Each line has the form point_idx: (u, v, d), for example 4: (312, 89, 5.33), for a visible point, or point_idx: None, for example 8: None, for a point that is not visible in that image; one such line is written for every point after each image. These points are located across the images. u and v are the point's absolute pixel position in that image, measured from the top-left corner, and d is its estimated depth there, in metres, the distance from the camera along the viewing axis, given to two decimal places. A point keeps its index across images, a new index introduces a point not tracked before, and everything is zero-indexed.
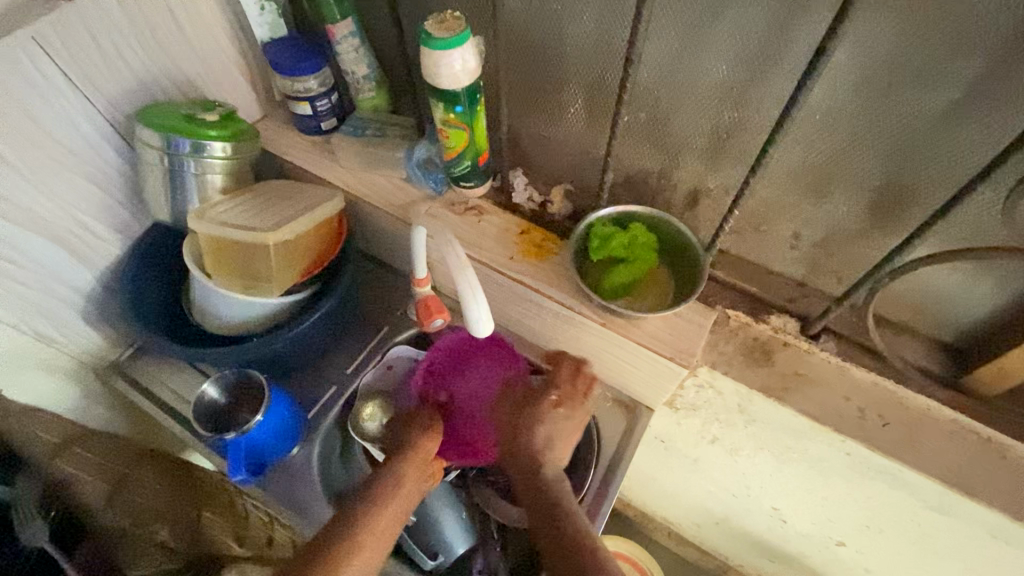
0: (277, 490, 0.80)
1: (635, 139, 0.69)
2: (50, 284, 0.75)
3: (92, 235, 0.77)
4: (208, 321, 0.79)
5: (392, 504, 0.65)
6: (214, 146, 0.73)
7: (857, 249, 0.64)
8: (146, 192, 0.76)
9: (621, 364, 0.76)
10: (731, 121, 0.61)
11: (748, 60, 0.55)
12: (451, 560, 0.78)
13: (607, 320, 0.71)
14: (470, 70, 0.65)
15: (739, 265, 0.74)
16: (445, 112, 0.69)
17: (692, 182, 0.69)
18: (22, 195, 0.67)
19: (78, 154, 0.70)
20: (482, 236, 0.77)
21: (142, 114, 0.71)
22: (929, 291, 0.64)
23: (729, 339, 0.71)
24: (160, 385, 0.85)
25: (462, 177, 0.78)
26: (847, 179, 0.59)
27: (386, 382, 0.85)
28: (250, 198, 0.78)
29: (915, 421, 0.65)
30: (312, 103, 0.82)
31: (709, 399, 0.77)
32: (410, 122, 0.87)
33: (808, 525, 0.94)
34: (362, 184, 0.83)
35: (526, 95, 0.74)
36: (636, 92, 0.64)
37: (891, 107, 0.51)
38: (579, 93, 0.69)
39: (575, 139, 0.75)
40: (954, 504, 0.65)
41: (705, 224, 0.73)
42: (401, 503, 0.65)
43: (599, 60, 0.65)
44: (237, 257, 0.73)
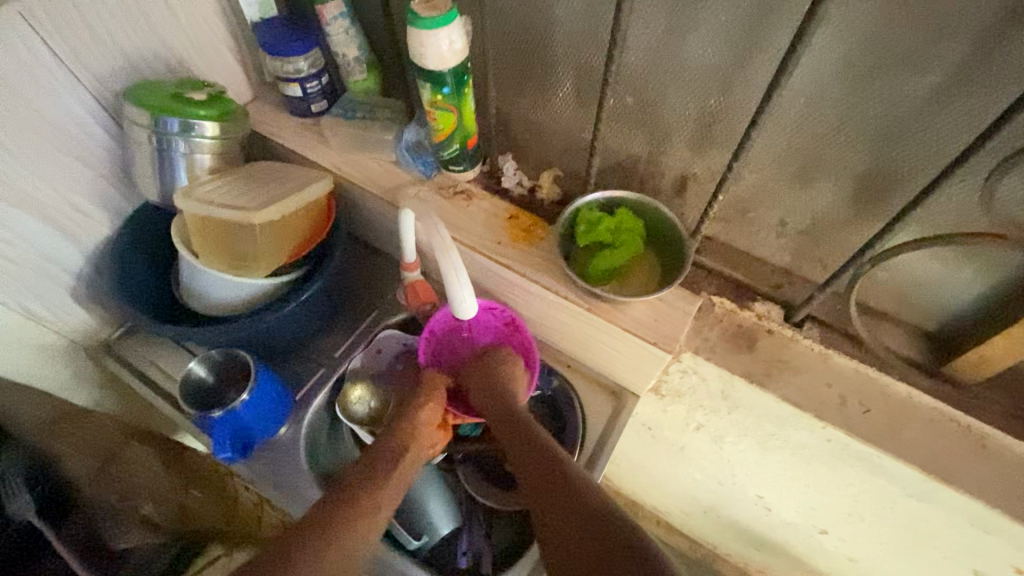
0: (262, 468, 0.81)
1: (623, 124, 0.69)
2: (39, 263, 0.76)
3: (83, 215, 0.77)
4: (195, 301, 0.79)
5: (384, 490, 0.65)
6: (202, 126, 0.73)
7: (842, 236, 0.64)
8: (135, 173, 0.77)
9: (607, 350, 0.77)
10: (717, 106, 0.60)
11: (733, 44, 0.55)
12: (436, 540, 0.80)
13: (592, 305, 0.71)
14: (457, 51, 0.64)
15: (724, 252, 0.74)
16: (433, 93, 0.68)
17: (680, 167, 0.69)
18: (10, 173, 0.68)
19: (66, 133, 0.70)
20: (470, 219, 0.78)
21: (130, 92, 0.71)
22: (912, 279, 0.64)
23: (713, 325, 0.71)
24: (149, 364, 0.85)
25: (450, 160, 0.78)
26: (830, 166, 0.58)
27: (374, 365, 0.86)
28: (238, 179, 0.78)
29: (895, 408, 0.65)
30: (301, 84, 0.81)
31: (694, 386, 0.77)
32: (401, 106, 0.87)
33: (792, 512, 0.95)
34: (352, 167, 0.83)
35: (515, 79, 0.74)
36: (624, 75, 0.64)
37: (872, 93, 0.51)
38: (568, 77, 0.69)
39: (565, 124, 0.75)
40: (932, 491, 0.65)
41: (692, 210, 0.73)
42: (390, 491, 0.66)
43: (587, 44, 0.65)
44: (225, 237, 0.73)
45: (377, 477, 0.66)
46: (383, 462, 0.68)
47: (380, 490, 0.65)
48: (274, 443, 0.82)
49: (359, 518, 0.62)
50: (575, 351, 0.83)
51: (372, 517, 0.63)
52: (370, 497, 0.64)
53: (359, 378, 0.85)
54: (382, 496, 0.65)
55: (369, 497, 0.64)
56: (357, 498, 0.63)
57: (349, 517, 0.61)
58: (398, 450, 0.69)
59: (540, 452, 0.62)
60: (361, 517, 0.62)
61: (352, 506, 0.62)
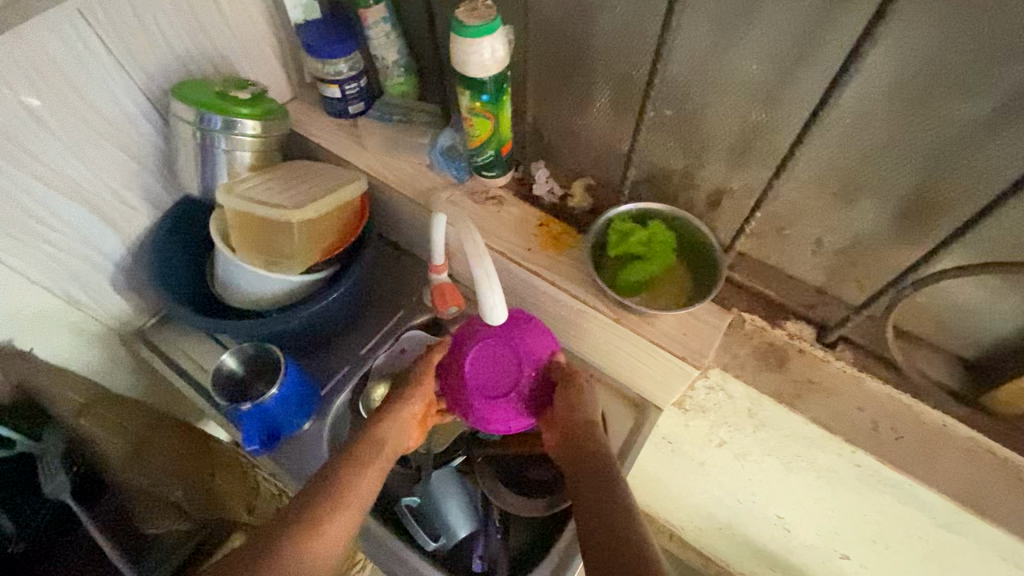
0: (286, 461, 0.82)
1: (660, 136, 0.69)
2: (83, 250, 0.78)
3: (126, 205, 0.80)
4: (230, 295, 0.81)
5: (361, 485, 0.66)
6: (244, 124, 0.75)
7: (881, 259, 0.63)
8: (177, 167, 0.79)
9: (633, 362, 0.76)
10: (758, 122, 0.60)
11: (780, 61, 0.55)
12: (452, 542, 0.80)
13: (620, 315, 0.71)
14: (499, 59, 0.65)
15: (758, 268, 0.73)
16: (471, 99, 0.69)
17: (716, 182, 0.69)
18: (61, 161, 0.70)
19: (115, 126, 0.73)
20: (501, 225, 0.78)
21: (177, 89, 0.73)
22: (952, 304, 0.62)
23: (742, 341, 0.71)
24: (181, 354, 0.88)
25: (484, 166, 0.78)
26: (874, 187, 0.58)
27: (397, 364, 0.87)
28: (277, 176, 0.79)
29: (929, 436, 0.64)
30: (341, 86, 0.83)
31: (719, 402, 0.77)
32: (436, 110, 0.88)
33: (813, 535, 0.93)
34: (387, 169, 0.84)
35: (552, 87, 0.74)
36: (664, 87, 0.64)
37: (924, 114, 0.50)
38: (606, 88, 0.69)
39: (600, 134, 0.75)
40: (965, 522, 0.63)
41: (725, 225, 0.73)
42: (367, 484, 0.66)
43: (628, 55, 0.65)
44: (262, 233, 0.74)
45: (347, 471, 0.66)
46: (365, 453, 0.69)
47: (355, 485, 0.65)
48: (298, 438, 0.83)
49: (338, 513, 0.63)
50: (600, 361, 0.83)
51: (355, 509, 0.64)
52: (351, 489, 0.65)
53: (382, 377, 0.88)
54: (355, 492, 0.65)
55: (349, 492, 0.65)
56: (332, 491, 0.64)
57: (328, 509, 0.63)
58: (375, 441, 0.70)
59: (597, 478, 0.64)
60: (340, 511, 0.63)
61: (333, 500, 0.63)
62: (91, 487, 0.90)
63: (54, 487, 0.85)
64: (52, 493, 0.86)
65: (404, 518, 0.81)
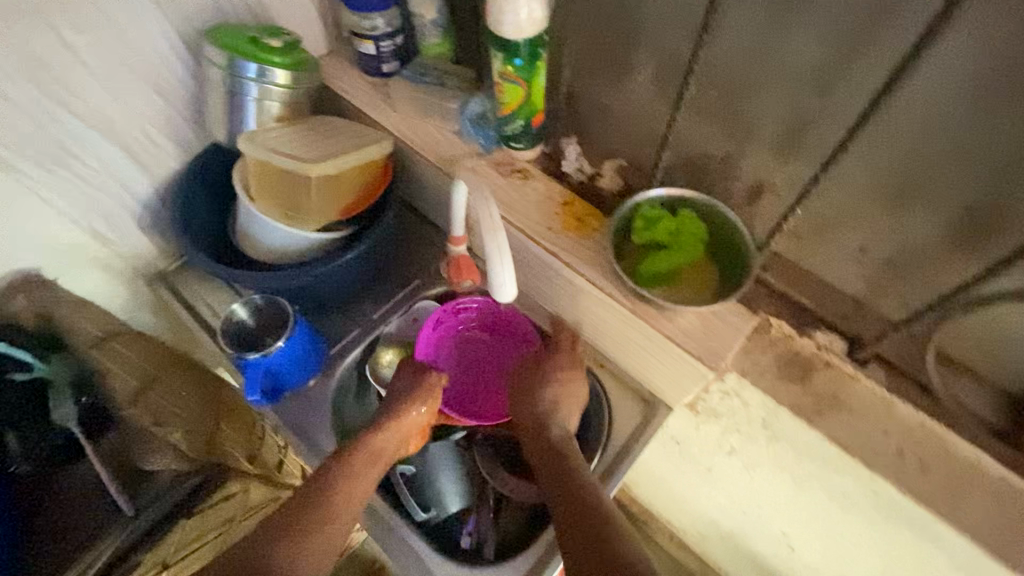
0: (290, 418, 0.82)
1: (702, 119, 0.64)
2: (112, 187, 0.79)
3: (156, 145, 0.80)
4: (247, 245, 0.80)
5: (356, 486, 0.65)
6: (275, 73, 0.74)
7: (930, 275, 0.57)
8: (207, 112, 0.79)
9: (646, 356, 0.73)
10: (811, 110, 0.54)
11: (842, 40, 0.49)
12: (442, 515, 0.80)
13: (637, 306, 0.67)
14: (536, 21, 0.61)
15: (792, 272, 0.68)
16: (504, 63, 0.65)
17: (757, 173, 0.64)
18: (93, 97, 0.71)
19: (149, 65, 0.73)
20: (523, 200, 0.75)
21: (211, 32, 0.73)
22: (1009, 332, 0.56)
23: (765, 348, 0.66)
24: (198, 298, 0.89)
25: (512, 137, 0.75)
26: (932, 193, 0.52)
27: (407, 333, 0.87)
28: (303, 129, 0.78)
29: (958, 473, 0.58)
30: (376, 42, 0.81)
31: (733, 408, 0.73)
32: (471, 75, 0.85)
33: (818, 558, 0.89)
34: (413, 132, 0.82)
35: (591, 59, 0.70)
36: (712, 66, 0.58)
37: (999, 115, 0.44)
38: (649, 62, 0.64)
39: (637, 112, 0.70)
40: (986, 567, 0.58)
41: (762, 221, 0.67)
42: (361, 487, 0.65)
43: (676, 27, 0.60)
44: (282, 186, 0.74)
45: (350, 477, 0.65)
46: (371, 453, 0.68)
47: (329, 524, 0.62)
48: (301, 394, 0.84)
49: (329, 516, 0.62)
50: (612, 352, 0.80)
51: (339, 525, 0.62)
52: (343, 496, 0.64)
53: (390, 343, 0.86)
54: (349, 497, 0.64)
55: (345, 496, 0.64)
56: (326, 492, 0.64)
57: (319, 514, 0.62)
58: (392, 428, 0.70)
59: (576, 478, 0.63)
60: (329, 514, 0.62)
61: (325, 503, 0.63)
62: (100, 421, 0.88)
63: (59, 415, 0.83)
64: (58, 420, 0.83)
65: (397, 486, 0.80)
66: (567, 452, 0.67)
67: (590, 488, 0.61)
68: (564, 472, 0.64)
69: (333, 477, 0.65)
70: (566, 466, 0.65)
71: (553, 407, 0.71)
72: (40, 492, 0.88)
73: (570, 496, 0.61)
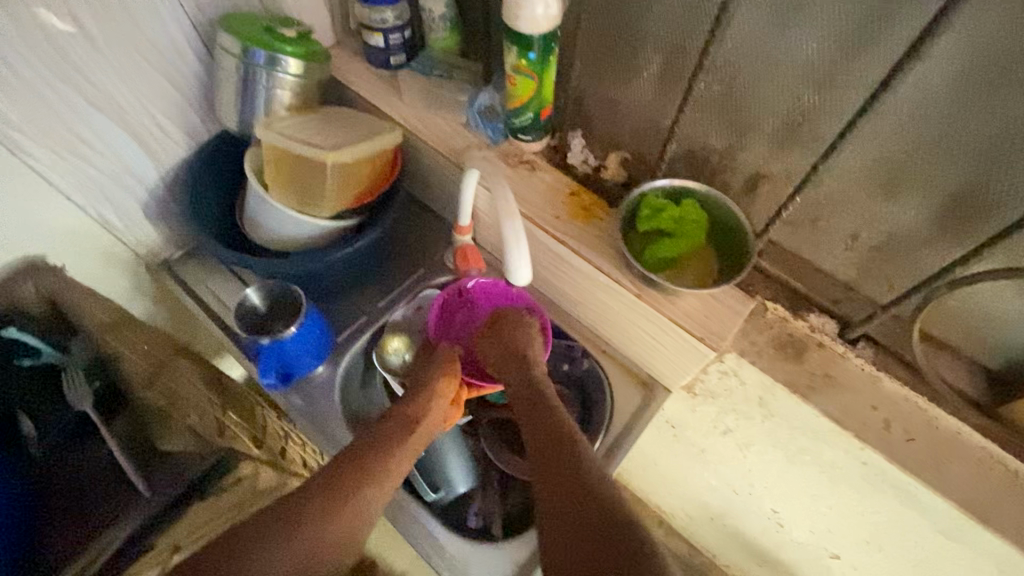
0: (300, 403, 0.83)
1: (705, 114, 0.68)
2: (120, 174, 0.80)
3: (164, 133, 0.80)
4: (258, 233, 0.81)
5: (391, 458, 0.67)
6: (287, 63, 0.75)
7: (915, 260, 0.62)
8: (218, 100, 0.79)
9: (648, 339, 0.77)
10: (810, 105, 0.58)
11: (842, 41, 0.53)
12: (451, 496, 0.82)
13: (642, 291, 0.71)
14: (551, 18, 0.64)
15: (787, 259, 0.72)
16: (518, 57, 0.68)
17: (756, 165, 0.68)
18: (106, 84, 0.71)
19: (162, 53, 0.73)
20: (532, 190, 0.78)
21: (224, 21, 0.74)
22: (986, 311, 0.61)
23: (762, 330, 0.70)
24: (203, 287, 0.89)
25: (520, 129, 0.78)
26: (921, 183, 0.56)
27: (415, 320, 0.89)
28: (317, 119, 0.80)
29: (941, 442, 0.63)
30: (385, 35, 0.83)
31: (730, 389, 0.77)
32: (477, 69, 0.87)
33: (805, 533, 0.94)
34: (422, 124, 0.84)
35: (599, 55, 0.73)
36: (718, 62, 0.62)
37: (986, 111, 0.49)
38: (655, 58, 0.68)
39: (642, 106, 0.74)
40: (965, 528, 0.63)
41: (759, 210, 0.72)
42: (397, 459, 0.68)
43: (683, 25, 0.63)
44: (297, 173, 0.75)
45: (388, 449, 0.68)
46: (407, 426, 0.70)
47: (343, 507, 0.63)
48: (311, 381, 0.85)
49: (366, 485, 0.64)
50: (615, 337, 0.83)
51: (376, 495, 0.65)
52: (381, 468, 0.66)
53: (398, 330, 0.88)
54: (390, 470, 0.67)
55: (382, 467, 0.66)
56: (365, 462, 0.66)
57: (358, 483, 0.64)
58: (421, 400, 0.73)
59: (553, 431, 0.65)
60: (370, 484, 0.65)
61: (363, 473, 0.65)
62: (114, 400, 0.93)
63: (76, 395, 0.88)
64: (75, 402, 0.89)
65: (407, 469, 0.82)
66: (542, 407, 0.69)
67: (570, 442, 0.63)
68: (542, 427, 0.66)
69: (370, 448, 0.67)
70: (545, 421, 0.67)
71: (526, 371, 0.72)
72: (57, 472, 0.91)
73: (551, 454, 0.63)
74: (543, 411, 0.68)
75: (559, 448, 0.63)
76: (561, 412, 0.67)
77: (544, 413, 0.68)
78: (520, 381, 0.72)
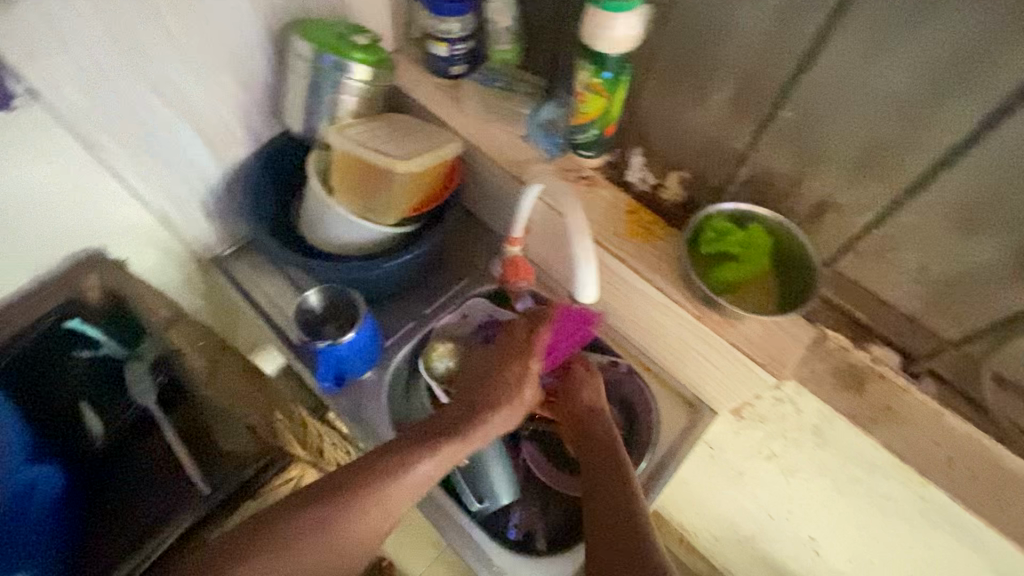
0: (349, 406, 0.84)
1: (776, 140, 0.67)
2: (185, 172, 0.80)
3: (229, 134, 0.81)
4: (315, 236, 0.82)
5: (411, 463, 0.66)
6: (356, 69, 0.76)
7: (988, 298, 0.61)
8: (285, 103, 0.80)
9: (702, 361, 0.77)
10: (893, 140, 0.58)
11: (935, 79, 0.53)
12: (495, 507, 0.82)
13: (702, 313, 0.71)
14: (624, 42, 0.64)
15: (848, 288, 0.72)
16: (592, 75, 0.69)
17: (825, 193, 0.67)
18: (180, 84, 0.72)
19: (235, 55, 0.74)
20: (592, 207, 0.78)
21: (298, 27, 0.75)
22: None
23: (821, 358, 0.70)
24: (255, 286, 0.90)
25: (583, 144, 0.79)
26: (1005, 224, 0.56)
27: (461, 328, 0.90)
28: (382, 126, 0.80)
29: (1005, 482, 0.62)
30: (449, 45, 0.83)
31: (783, 415, 0.76)
32: (537, 82, 0.88)
33: (842, 561, 0.93)
34: (482, 135, 0.84)
35: (668, 76, 0.73)
36: (798, 92, 0.62)
37: None
38: (728, 83, 0.68)
39: (708, 130, 0.73)
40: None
41: (823, 239, 0.71)
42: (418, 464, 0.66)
43: (763, 54, 0.63)
44: (364, 180, 0.76)
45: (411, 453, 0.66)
46: (441, 433, 0.69)
47: (368, 507, 0.63)
48: (359, 385, 0.85)
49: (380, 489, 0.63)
50: (665, 356, 0.83)
51: (391, 502, 0.64)
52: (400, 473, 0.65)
53: (444, 337, 0.90)
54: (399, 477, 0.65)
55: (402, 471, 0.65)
56: (386, 465, 0.65)
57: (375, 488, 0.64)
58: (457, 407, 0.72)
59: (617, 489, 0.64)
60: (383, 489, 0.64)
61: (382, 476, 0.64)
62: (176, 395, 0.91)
63: (139, 387, 0.88)
64: (138, 396, 0.88)
65: (452, 477, 0.83)
66: (614, 463, 0.68)
67: (632, 507, 0.62)
68: (607, 483, 0.66)
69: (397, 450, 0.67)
70: (611, 479, 0.66)
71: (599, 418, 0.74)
72: (118, 467, 0.89)
73: (612, 513, 0.62)
74: (614, 467, 0.67)
75: (620, 509, 0.62)
76: (629, 470, 0.67)
77: (612, 467, 0.67)
78: (592, 430, 0.73)
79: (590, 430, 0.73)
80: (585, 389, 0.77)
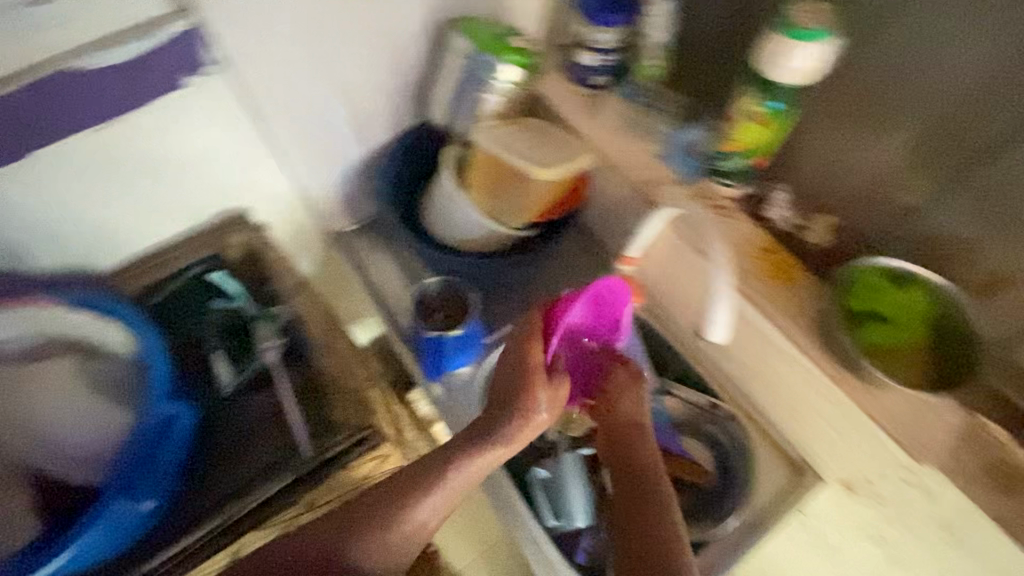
0: (443, 398, 0.84)
1: (965, 198, 0.61)
2: (327, 148, 0.84)
3: (373, 117, 0.84)
4: (437, 228, 0.84)
5: (422, 485, 0.61)
6: (508, 71, 0.76)
7: None
8: (433, 95, 0.83)
9: (824, 422, 0.71)
10: None
11: None
12: (569, 527, 0.80)
13: (838, 372, 0.66)
14: (794, 73, 0.60)
15: (1013, 374, 0.65)
16: (757, 102, 0.67)
17: (1008, 265, 0.61)
18: (342, 65, 0.76)
19: (397, 44, 0.78)
20: (727, 238, 0.74)
21: (460, 24, 0.77)
22: None
23: (974, 451, 0.61)
24: (367, 265, 0.93)
25: (724, 172, 0.75)
26: None
27: None
28: (522, 128, 0.80)
29: None
30: (599, 55, 0.82)
31: (909, 506, 0.67)
32: (682, 102, 0.85)
33: None
34: (616, 148, 0.82)
35: (842, 115, 0.68)
36: (1011, 149, 0.56)
37: None
38: (919, 129, 0.62)
39: (877, 177, 0.68)
40: None
41: (996, 316, 0.64)
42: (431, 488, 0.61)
43: (976, 103, 0.57)
44: (502, 181, 0.77)
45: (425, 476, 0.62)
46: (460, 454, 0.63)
47: (387, 535, 0.59)
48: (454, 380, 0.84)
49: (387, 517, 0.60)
50: (777, 408, 0.78)
51: (397, 534, 0.59)
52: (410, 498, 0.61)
53: None
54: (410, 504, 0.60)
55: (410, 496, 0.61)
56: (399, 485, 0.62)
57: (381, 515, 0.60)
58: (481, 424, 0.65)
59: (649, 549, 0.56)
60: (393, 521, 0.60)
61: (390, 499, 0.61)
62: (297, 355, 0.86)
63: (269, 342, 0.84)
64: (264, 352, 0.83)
65: (531, 487, 0.82)
66: (646, 513, 0.59)
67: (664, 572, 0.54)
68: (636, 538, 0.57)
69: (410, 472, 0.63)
70: (644, 531, 0.58)
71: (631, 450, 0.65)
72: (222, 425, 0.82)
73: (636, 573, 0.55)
74: (648, 520, 0.59)
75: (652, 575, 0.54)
76: (668, 526, 0.58)
77: (647, 521, 0.58)
78: (628, 470, 0.64)
79: (623, 461, 0.65)
80: (625, 390, 0.68)
